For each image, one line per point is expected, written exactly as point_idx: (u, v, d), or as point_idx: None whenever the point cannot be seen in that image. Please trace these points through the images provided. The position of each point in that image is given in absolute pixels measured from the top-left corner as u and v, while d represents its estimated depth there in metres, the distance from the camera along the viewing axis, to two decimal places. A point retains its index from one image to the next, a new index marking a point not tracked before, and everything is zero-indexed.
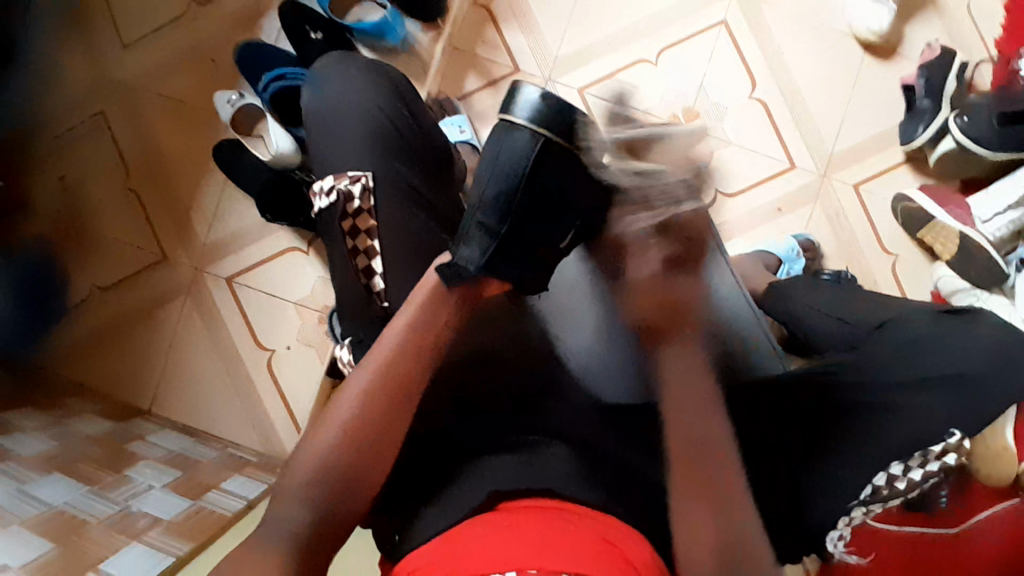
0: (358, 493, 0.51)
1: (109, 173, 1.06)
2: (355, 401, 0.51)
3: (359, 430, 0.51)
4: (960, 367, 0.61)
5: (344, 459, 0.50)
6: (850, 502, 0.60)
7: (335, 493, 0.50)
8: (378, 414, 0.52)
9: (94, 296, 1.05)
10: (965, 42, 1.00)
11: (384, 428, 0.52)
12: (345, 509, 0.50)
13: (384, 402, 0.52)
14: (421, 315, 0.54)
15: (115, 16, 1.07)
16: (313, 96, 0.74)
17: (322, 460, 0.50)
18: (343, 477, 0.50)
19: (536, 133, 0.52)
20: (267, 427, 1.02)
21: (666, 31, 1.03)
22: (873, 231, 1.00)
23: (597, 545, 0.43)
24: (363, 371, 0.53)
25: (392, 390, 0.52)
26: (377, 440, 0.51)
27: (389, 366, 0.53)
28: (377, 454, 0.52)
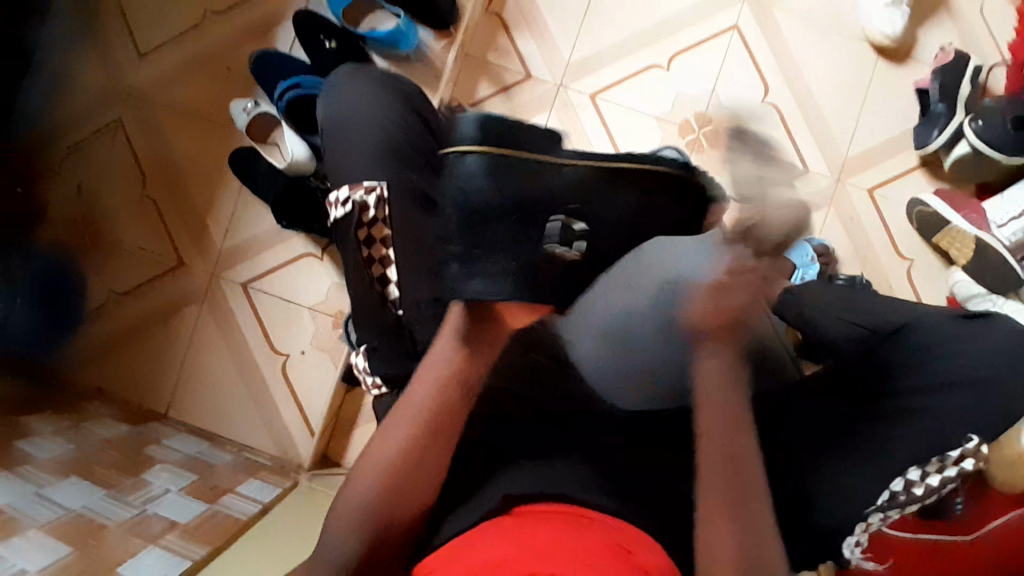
0: (412, 500, 0.52)
1: (127, 181, 1.08)
2: (396, 442, 0.54)
3: (414, 442, 0.54)
4: (976, 370, 0.62)
5: (387, 495, 0.53)
6: (867, 508, 0.60)
7: (391, 499, 0.52)
8: (430, 424, 0.55)
9: (112, 302, 1.06)
10: (979, 45, 0.99)
11: (438, 437, 0.55)
12: (396, 518, 0.52)
13: (435, 415, 0.55)
14: (456, 350, 0.58)
15: (133, 25, 1.09)
16: (328, 108, 0.75)
17: (376, 486, 0.53)
18: (398, 484, 0.53)
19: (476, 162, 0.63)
20: (282, 431, 1.03)
21: (678, 36, 1.03)
22: (888, 235, 1.00)
23: (607, 549, 0.44)
24: (419, 387, 0.56)
25: (430, 425, 0.55)
26: (419, 471, 0.54)
27: (443, 382, 0.56)
28: (431, 463, 0.54)
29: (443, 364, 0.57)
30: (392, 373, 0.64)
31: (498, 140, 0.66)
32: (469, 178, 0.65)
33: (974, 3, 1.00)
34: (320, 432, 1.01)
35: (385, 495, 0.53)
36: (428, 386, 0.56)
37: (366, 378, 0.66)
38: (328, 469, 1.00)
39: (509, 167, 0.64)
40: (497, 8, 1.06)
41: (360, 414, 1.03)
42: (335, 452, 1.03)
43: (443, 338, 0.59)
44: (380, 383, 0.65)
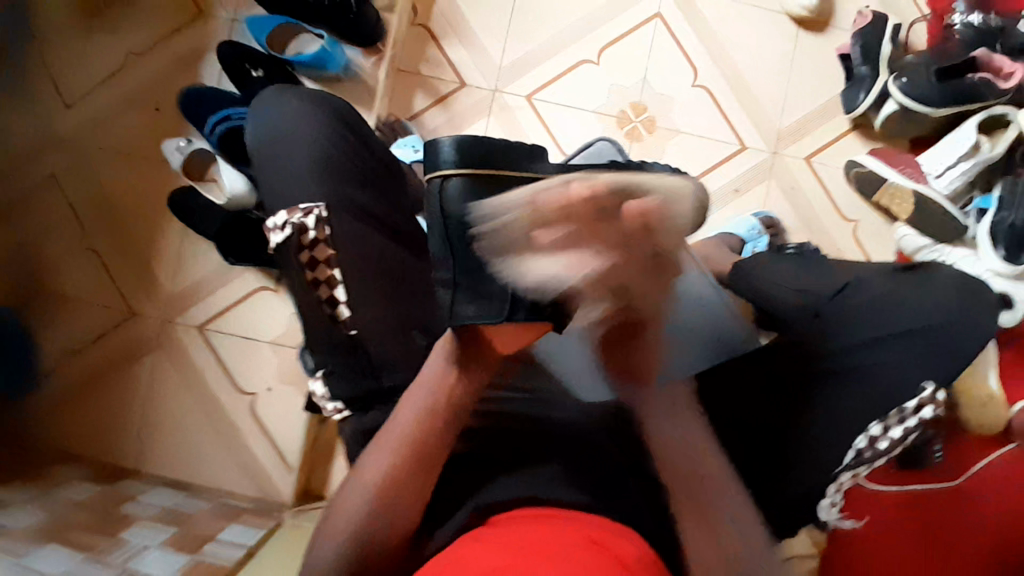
0: (402, 516, 0.52)
1: (68, 235, 1.05)
2: (377, 473, 0.53)
3: (396, 470, 0.53)
4: (916, 321, 0.63)
5: (369, 523, 0.52)
6: (835, 468, 0.62)
7: (373, 526, 0.52)
8: (415, 448, 0.54)
9: (67, 361, 1.03)
10: (894, 5, 1.02)
11: (424, 464, 0.54)
12: (385, 536, 0.52)
13: (428, 431, 0.54)
14: (433, 380, 0.55)
15: (55, 78, 1.06)
16: (257, 133, 0.74)
17: (359, 519, 0.52)
18: (390, 504, 0.52)
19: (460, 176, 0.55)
20: (259, 470, 1.01)
21: (606, 29, 1.04)
22: (830, 198, 1.02)
23: (583, 541, 0.44)
24: (405, 409, 0.55)
25: (415, 455, 0.53)
26: (405, 498, 0.53)
27: (428, 412, 0.54)
28: (412, 490, 0.53)
29: (431, 388, 0.55)
30: (353, 395, 0.64)
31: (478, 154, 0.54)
32: (454, 205, 0.52)
33: None
34: (298, 465, 0.99)
35: (377, 514, 0.52)
36: (417, 408, 0.54)
37: (325, 404, 0.66)
38: (310, 503, 0.99)
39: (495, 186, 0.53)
40: (424, 19, 1.06)
41: (336, 443, 1.02)
42: (316, 485, 1.01)
43: (429, 363, 0.56)
44: (342, 407, 0.65)
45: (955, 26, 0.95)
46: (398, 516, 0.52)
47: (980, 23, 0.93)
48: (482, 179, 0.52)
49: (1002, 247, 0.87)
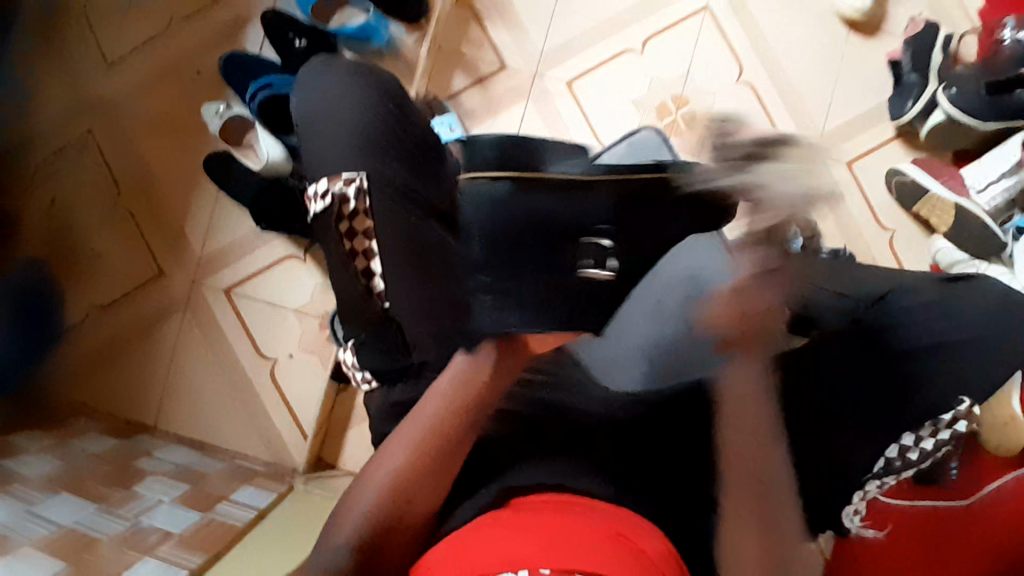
0: (419, 501, 0.51)
1: (101, 192, 1.06)
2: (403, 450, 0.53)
3: (421, 451, 0.53)
4: (973, 329, 0.62)
5: (391, 501, 0.50)
6: (863, 476, 0.62)
7: (396, 503, 0.50)
8: (442, 431, 0.54)
9: (94, 315, 1.04)
10: (948, 15, 1.00)
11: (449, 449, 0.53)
12: (402, 524, 0.50)
13: (447, 427, 0.54)
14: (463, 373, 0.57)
15: (101, 34, 1.07)
16: (303, 100, 0.74)
17: (381, 492, 0.51)
18: (410, 487, 0.51)
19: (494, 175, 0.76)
20: (274, 436, 1.02)
21: (651, 19, 1.03)
22: (868, 206, 1.00)
23: (596, 533, 0.44)
24: (431, 396, 0.56)
25: (442, 441, 0.53)
26: (425, 480, 0.52)
27: (456, 400, 0.55)
28: (435, 472, 0.52)
29: (452, 389, 0.56)
30: (381, 366, 0.65)
31: (513, 164, 0.76)
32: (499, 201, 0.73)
33: None
34: (313, 435, 1.00)
35: (396, 497, 0.51)
36: (443, 397, 0.56)
37: (356, 373, 0.68)
38: (322, 472, 0.99)
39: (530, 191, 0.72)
40: None
41: (351, 416, 1.02)
42: (329, 455, 1.02)
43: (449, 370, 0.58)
44: (371, 377, 0.66)
45: (1005, 42, 0.91)
46: (417, 498, 0.51)
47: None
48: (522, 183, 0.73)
49: None
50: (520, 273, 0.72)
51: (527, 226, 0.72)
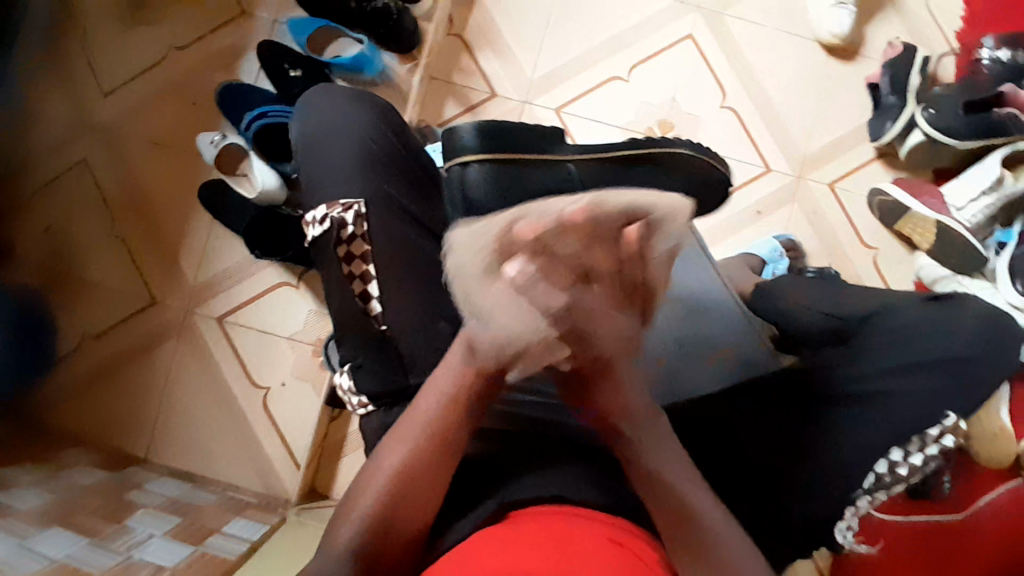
0: (410, 520, 0.51)
1: (94, 221, 1.06)
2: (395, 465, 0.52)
3: (413, 462, 0.52)
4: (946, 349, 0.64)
5: (383, 515, 0.50)
6: (855, 492, 0.61)
7: (389, 512, 0.51)
8: (437, 441, 0.53)
9: (85, 345, 1.03)
10: (925, 39, 1.04)
11: (440, 461, 0.53)
12: (393, 540, 0.51)
13: (440, 440, 0.53)
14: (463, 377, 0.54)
15: (98, 65, 1.08)
16: (302, 126, 0.75)
17: (374, 502, 0.51)
18: (397, 502, 0.51)
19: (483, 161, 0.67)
20: (266, 466, 1.01)
21: (639, 47, 1.06)
22: (851, 225, 1.03)
23: (597, 538, 0.44)
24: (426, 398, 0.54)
25: (434, 452, 0.53)
26: (417, 492, 0.52)
27: (450, 406, 0.54)
28: (427, 487, 0.52)
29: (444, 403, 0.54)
30: (379, 391, 0.65)
31: (497, 145, 0.68)
32: (476, 186, 0.66)
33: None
34: (306, 464, 0.99)
35: (382, 514, 0.50)
36: (436, 400, 0.54)
37: (352, 397, 0.66)
38: (315, 503, 0.98)
39: (516, 169, 0.67)
40: (459, 29, 1.08)
41: (345, 445, 1.01)
42: (322, 485, 1.01)
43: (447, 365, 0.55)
44: (367, 402, 0.65)
45: (983, 60, 0.98)
46: (413, 513, 0.51)
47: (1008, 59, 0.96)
48: (502, 164, 0.67)
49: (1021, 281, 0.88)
50: None
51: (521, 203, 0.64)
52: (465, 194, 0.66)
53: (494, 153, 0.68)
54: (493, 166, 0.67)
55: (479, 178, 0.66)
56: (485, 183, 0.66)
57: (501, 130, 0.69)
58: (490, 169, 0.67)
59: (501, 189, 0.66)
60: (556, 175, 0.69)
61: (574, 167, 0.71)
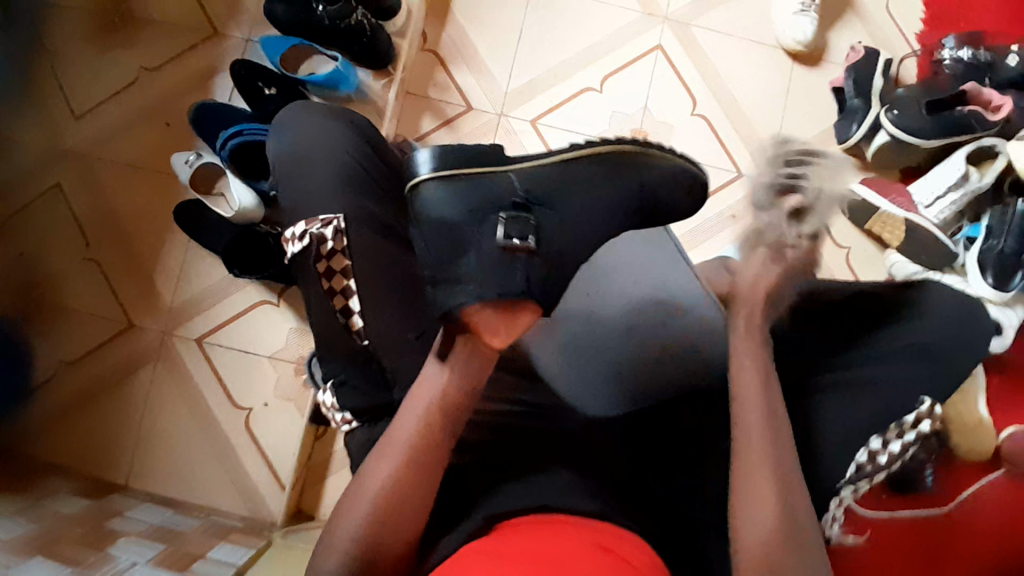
0: (398, 536, 0.51)
1: (67, 246, 1.04)
2: (384, 480, 0.52)
3: (403, 475, 0.52)
4: (912, 342, 0.66)
5: (374, 528, 0.51)
6: (839, 481, 0.63)
7: (381, 527, 0.51)
8: (421, 452, 0.53)
9: (61, 371, 1.01)
10: (886, 42, 1.07)
11: (430, 472, 0.53)
12: (385, 551, 0.51)
13: (428, 452, 0.54)
14: (444, 391, 0.56)
15: (69, 89, 1.07)
16: (278, 145, 0.75)
17: (365, 516, 0.51)
18: (390, 515, 0.51)
19: (433, 176, 0.59)
20: (250, 489, 0.99)
21: (610, 58, 1.08)
22: (822, 225, 1.05)
23: (586, 548, 0.44)
24: (409, 411, 0.55)
25: (423, 466, 0.53)
26: (409, 505, 0.52)
27: (432, 416, 0.55)
28: (417, 500, 0.52)
29: (427, 413, 0.55)
30: (363, 405, 0.65)
31: (455, 160, 0.60)
32: (429, 207, 0.59)
33: (878, 4, 1.08)
34: (292, 484, 0.98)
35: (374, 526, 0.51)
36: (421, 412, 0.55)
37: (335, 415, 0.67)
38: (302, 524, 0.96)
39: (468, 182, 0.59)
40: (433, 45, 1.09)
41: (331, 463, 1.00)
42: (308, 505, 1.00)
43: (428, 380, 0.57)
44: (350, 418, 0.66)
45: (945, 62, 1.02)
46: (406, 524, 0.52)
47: (968, 59, 1.01)
48: (451, 183, 0.59)
49: (990, 274, 0.92)
50: (456, 263, 0.57)
51: (473, 222, 0.58)
52: (428, 219, 0.59)
53: (455, 171, 0.59)
54: (453, 181, 0.59)
55: (433, 196, 0.59)
56: (433, 205, 0.59)
57: (460, 149, 0.61)
58: (447, 185, 0.59)
59: (460, 206, 0.58)
60: (497, 182, 0.59)
61: (520, 173, 0.60)
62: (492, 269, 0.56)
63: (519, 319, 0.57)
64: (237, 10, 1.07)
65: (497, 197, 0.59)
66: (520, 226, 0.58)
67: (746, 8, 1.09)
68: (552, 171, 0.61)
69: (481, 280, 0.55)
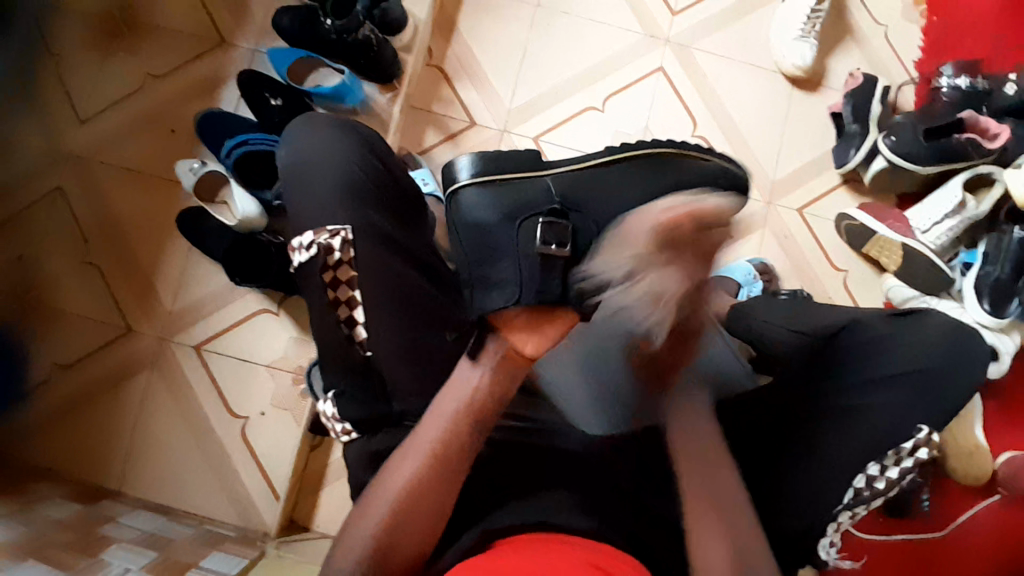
0: (415, 536, 0.53)
1: (68, 249, 1.04)
2: (402, 486, 0.53)
3: (421, 481, 0.53)
4: (915, 364, 0.65)
5: (387, 532, 0.52)
6: (835, 507, 0.63)
7: (394, 533, 0.52)
8: (441, 460, 0.54)
9: (57, 375, 1.01)
10: (885, 68, 1.09)
11: (447, 478, 0.54)
12: (395, 555, 0.52)
13: (447, 460, 0.54)
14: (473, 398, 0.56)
15: (76, 94, 1.08)
16: (288, 156, 0.75)
17: (379, 519, 0.53)
18: (404, 521, 0.52)
19: (473, 182, 0.67)
20: (243, 498, 0.99)
21: (613, 78, 1.10)
22: (821, 248, 1.06)
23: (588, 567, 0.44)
24: (435, 418, 0.56)
25: (441, 471, 0.54)
26: (422, 511, 0.53)
27: (456, 425, 0.55)
28: (431, 506, 0.53)
29: (452, 421, 0.55)
30: (363, 418, 0.65)
31: (492, 166, 0.67)
32: (463, 210, 0.66)
33: (877, 31, 1.10)
34: (286, 495, 0.97)
35: (386, 530, 0.52)
36: (446, 419, 0.55)
37: (335, 424, 0.66)
38: (294, 536, 0.96)
39: (502, 187, 0.66)
40: (439, 60, 1.11)
41: (326, 474, 1.01)
42: (302, 516, 1.00)
43: (457, 388, 0.57)
44: (351, 428, 0.65)
45: (942, 89, 1.01)
46: (418, 530, 0.53)
47: (966, 86, 1.00)
48: (485, 188, 0.66)
49: (985, 300, 0.93)
50: (491, 266, 0.62)
51: (506, 225, 0.63)
52: (466, 220, 0.66)
53: (491, 175, 0.67)
54: (485, 186, 0.66)
55: (472, 199, 0.66)
56: (470, 207, 0.66)
57: (494, 154, 0.69)
58: (481, 190, 0.66)
59: (492, 207, 0.65)
60: (529, 187, 0.65)
61: (552, 178, 0.66)
62: (525, 270, 0.60)
63: (552, 325, 0.59)
64: (245, 20, 1.09)
65: (532, 201, 0.64)
66: (555, 231, 0.61)
67: (747, 32, 1.11)
68: (583, 175, 0.66)
69: (518, 278, 0.60)
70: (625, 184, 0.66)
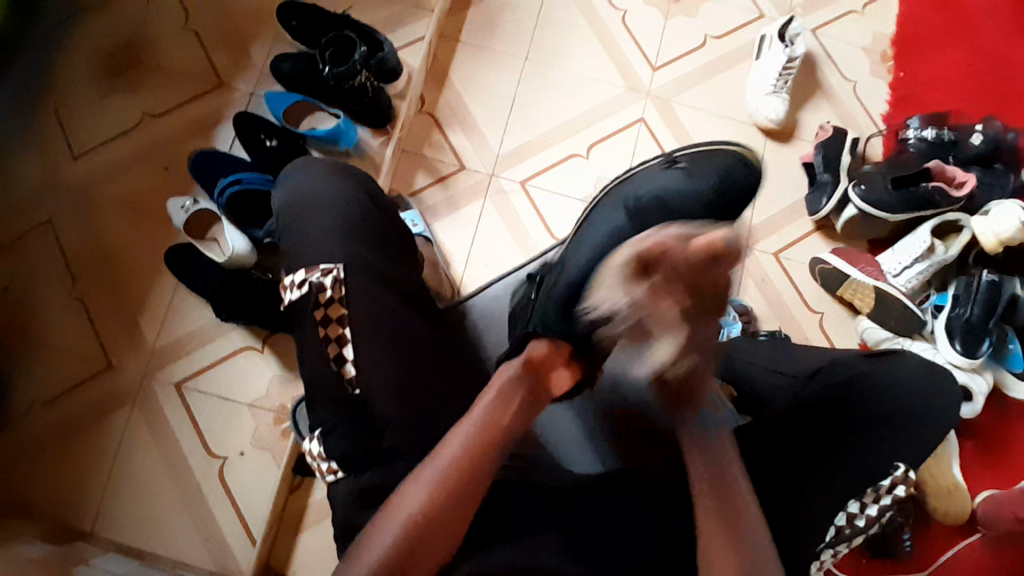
0: (432, 552, 0.53)
1: (52, 284, 1.03)
2: (424, 498, 0.54)
3: (440, 494, 0.54)
4: (894, 412, 0.68)
5: (406, 545, 0.52)
6: (818, 545, 0.64)
7: (412, 546, 0.52)
8: (460, 474, 0.55)
9: (32, 412, 0.98)
10: (854, 123, 1.16)
11: (467, 494, 0.55)
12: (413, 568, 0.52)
13: (467, 474, 0.55)
14: (489, 416, 0.59)
15: (71, 130, 1.09)
16: (282, 199, 0.78)
17: (399, 532, 0.52)
18: (422, 535, 0.53)
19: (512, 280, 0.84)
20: (220, 541, 0.96)
21: (596, 128, 1.15)
22: (798, 290, 1.09)
23: None
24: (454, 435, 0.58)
25: (460, 488, 0.55)
26: (440, 524, 0.54)
27: (474, 441, 0.57)
28: (450, 520, 0.54)
29: (472, 435, 0.57)
30: (353, 453, 0.65)
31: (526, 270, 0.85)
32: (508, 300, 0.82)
33: (845, 90, 1.17)
34: (263, 538, 0.94)
35: (404, 544, 0.52)
36: (466, 433, 0.58)
37: (321, 463, 0.66)
38: None
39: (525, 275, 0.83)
40: (430, 108, 1.14)
41: (305, 516, 0.98)
42: (279, 561, 0.96)
43: (475, 409, 0.60)
44: (336, 468, 0.65)
45: (910, 140, 1.09)
46: (431, 549, 0.53)
47: (933, 138, 1.07)
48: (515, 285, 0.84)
49: (958, 341, 0.96)
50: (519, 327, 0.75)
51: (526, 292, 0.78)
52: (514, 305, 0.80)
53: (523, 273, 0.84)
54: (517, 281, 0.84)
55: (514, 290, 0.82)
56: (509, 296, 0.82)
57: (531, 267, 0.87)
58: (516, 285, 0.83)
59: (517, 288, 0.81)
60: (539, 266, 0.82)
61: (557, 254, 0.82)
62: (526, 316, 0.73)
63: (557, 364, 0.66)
64: (244, 65, 1.12)
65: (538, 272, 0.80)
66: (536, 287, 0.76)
67: (724, 86, 1.17)
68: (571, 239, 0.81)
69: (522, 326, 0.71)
70: (599, 226, 0.78)
